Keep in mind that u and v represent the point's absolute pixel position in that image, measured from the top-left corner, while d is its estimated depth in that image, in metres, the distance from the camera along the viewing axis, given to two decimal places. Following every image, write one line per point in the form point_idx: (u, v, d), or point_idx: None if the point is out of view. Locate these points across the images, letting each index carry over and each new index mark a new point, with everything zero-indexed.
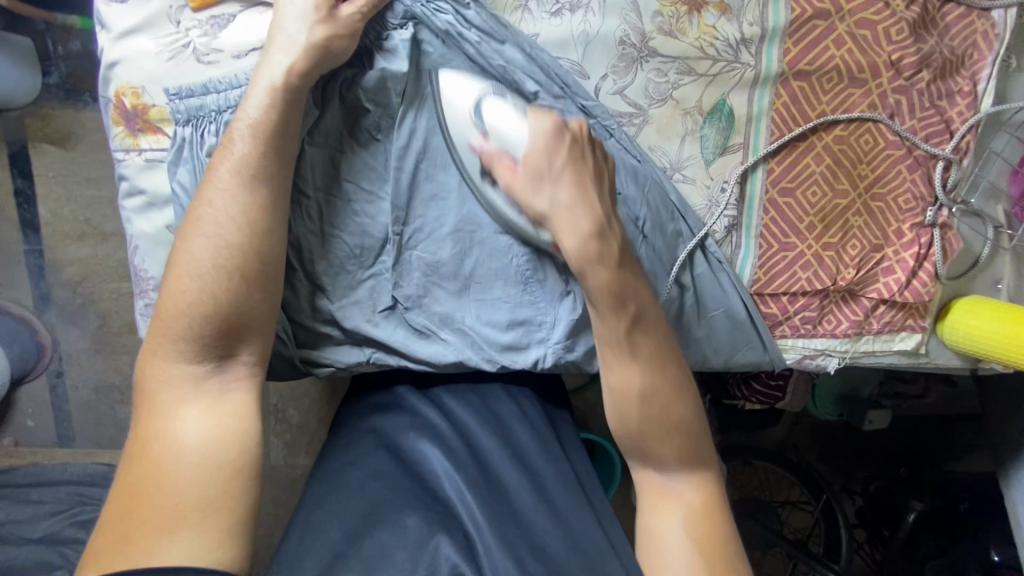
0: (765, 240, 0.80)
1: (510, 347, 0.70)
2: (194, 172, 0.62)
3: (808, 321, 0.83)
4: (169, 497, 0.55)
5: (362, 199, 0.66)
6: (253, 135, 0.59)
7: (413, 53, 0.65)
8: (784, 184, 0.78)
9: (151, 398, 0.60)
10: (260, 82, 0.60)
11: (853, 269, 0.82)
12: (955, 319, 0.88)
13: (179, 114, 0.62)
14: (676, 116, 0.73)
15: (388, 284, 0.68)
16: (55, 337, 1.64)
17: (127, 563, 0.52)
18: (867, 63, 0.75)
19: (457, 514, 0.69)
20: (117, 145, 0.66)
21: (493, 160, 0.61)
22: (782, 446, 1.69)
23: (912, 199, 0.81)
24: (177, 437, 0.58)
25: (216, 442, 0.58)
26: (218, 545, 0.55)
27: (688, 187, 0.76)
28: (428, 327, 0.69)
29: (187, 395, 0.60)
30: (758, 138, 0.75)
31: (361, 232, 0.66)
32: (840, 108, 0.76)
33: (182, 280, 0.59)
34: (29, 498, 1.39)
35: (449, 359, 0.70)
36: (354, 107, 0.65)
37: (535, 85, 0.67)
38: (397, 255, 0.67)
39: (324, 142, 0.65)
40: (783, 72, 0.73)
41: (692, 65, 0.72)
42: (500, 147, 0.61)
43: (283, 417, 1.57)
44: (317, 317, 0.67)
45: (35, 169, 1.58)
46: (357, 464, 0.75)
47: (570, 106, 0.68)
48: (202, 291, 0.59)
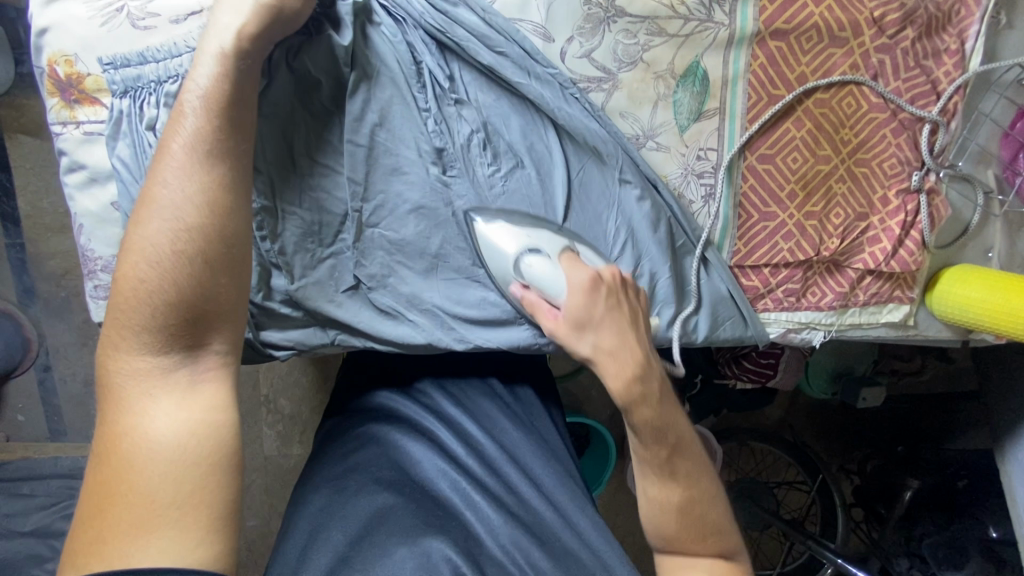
0: (744, 211, 0.77)
1: (481, 327, 0.68)
2: (134, 146, 0.61)
3: (791, 294, 0.81)
4: (139, 497, 0.50)
5: (316, 172, 0.64)
6: (206, 106, 0.55)
7: (360, 21, 0.63)
8: (764, 151, 0.75)
9: (117, 391, 0.54)
10: (207, 50, 0.56)
11: (837, 239, 0.79)
12: (944, 289, 0.85)
13: (115, 86, 0.61)
14: (648, 80, 0.70)
15: (350, 262, 0.66)
16: (41, 331, 1.63)
17: (102, 567, 0.48)
18: (848, 20, 0.72)
19: (454, 516, 0.68)
20: (53, 117, 0.64)
21: (534, 310, 0.62)
22: (779, 426, 1.67)
23: (897, 163, 0.78)
24: (146, 434, 0.52)
25: (191, 433, 0.53)
26: (200, 543, 0.50)
27: (661, 155, 0.73)
28: (393, 306, 0.67)
29: (155, 388, 0.54)
30: (735, 103, 0.72)
31: (320, 209, 0.64)
32: (821, 70, 0.73)
33: (140, 266, 0.55)
34: (21, 492, 1.37)
35: (417, 341, 0.67)
36: (303, 76, 0.62)
37: (491, 50, 0.65)
38: (358, 232, 0.65)
39: (273, 113, 0.62)
40: (759, 32, 0.70)
41: (662, 25, 0.69)
42: (542, 296, 0.62)
43: (275, 407, 1.56)
44: (275, 298, 0.65)
45: (12, 161, 1.55)
46: (345, 467, 0.74)
47: (530, 72, 0.66)
48: (165, 274, 0.54)
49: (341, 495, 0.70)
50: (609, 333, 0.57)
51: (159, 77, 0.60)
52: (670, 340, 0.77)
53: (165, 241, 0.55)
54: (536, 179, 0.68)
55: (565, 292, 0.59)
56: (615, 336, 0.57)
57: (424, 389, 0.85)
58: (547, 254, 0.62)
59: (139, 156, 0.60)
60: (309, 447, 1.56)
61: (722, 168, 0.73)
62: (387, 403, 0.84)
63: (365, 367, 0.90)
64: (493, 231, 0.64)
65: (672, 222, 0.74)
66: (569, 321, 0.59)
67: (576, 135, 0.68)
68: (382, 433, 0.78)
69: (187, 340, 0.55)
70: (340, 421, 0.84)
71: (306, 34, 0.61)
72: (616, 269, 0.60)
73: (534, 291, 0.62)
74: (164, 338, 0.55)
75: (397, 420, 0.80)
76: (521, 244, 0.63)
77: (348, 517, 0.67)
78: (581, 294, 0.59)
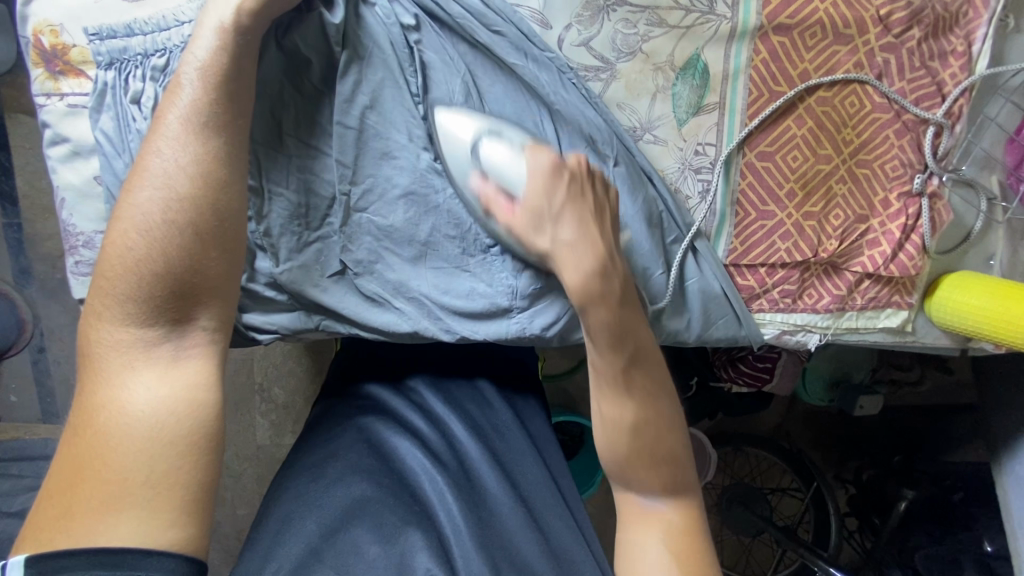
0: (742, 209, 0.75)
1: (469, 318, 0.67)
2: (118, 119, 0.60)
3: (787, 295, 0.80)
4: (111, 473, 0.49)
5: (307, 154, 0.63)
6: (203, 78, 0.55)
7: (354, 2, 0.62)
8: (763, 148, 0.73)
9: (98, 361, 0.53)
10: (208, 23, 0.56)
11: (835, 241, 0.78)
12: (943, 295, 0.84)
13: (100, 57, 0.60)
14: (646, 72, 0.69)
15: (337, 248, 0.65)
16: (36, 312, 1.62)
17: (70, 542, 0.47)
18: (853, 18, 0.70)
19: (433, 513, 0.67)
20: (37, 88, 0.63)
21: (491, 203, 0.60)
22: (775, 432, 1.66)
23: (899, 165, 0.76)
24: (124, 408, 0.51)
25: (171, 411, 0.52)
26: (171, 525, 0.50)
27: (659, 149, 0.72)
28: (380, 294, 0.66)
29: (137, 361, 0.53)
30: (735, 97, 0.70)
31: (309, 193, 0.63)
32: (824, 67, 0.71)
33: (127, 236, 0.54)
34: (8, 472, 1.35)
35: (404, 329, 0.66)
36: (294, 55, 0.61)
37: (489, 35, 0.65)
38: (345, 216, 0.64)
39: (263, 92, 0.61)
40: (762, 26, 0.68)
41: (663, 16, 0.67)
42: (499, 188, 0.60)
43: (268, 396, 1.55)
44: (260, 281, 0.64)
45: (13, 140, 1.54)
46: (324, 459, 0.73)
47: (527, 60, 0.65)
48: (149, 246, 0.53)
49: (319, 487, 0.68)
50: (569, 227, 0.56)
51: (148, 50, 0.59)
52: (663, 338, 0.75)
53: (160, 212, 0.54)
54: None
55: (527, 178, 0.58)
56: (575, 227, 0.56)
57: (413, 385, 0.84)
58: (509, 139, 0.61)
59: (123, 128, 0.59)
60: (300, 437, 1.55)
61: (720, 164, 0.72)
62: (376, 393, 0.83)
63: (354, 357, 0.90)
64: (450, 117, 0.62)
65: (665, 216, 0.72)
66: (527, 214, 0.58)
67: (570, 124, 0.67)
68: (368, 425, 0.77)
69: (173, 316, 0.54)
70: (324, 407, 0.82)
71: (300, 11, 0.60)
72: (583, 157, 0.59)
73: (493, 183, 0.60)
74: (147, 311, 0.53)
75: (381, 414, 0.79)
76: (478, 139, 0.61)
77: (325, 508, 0.66)
78: (544, 178, 0.58)
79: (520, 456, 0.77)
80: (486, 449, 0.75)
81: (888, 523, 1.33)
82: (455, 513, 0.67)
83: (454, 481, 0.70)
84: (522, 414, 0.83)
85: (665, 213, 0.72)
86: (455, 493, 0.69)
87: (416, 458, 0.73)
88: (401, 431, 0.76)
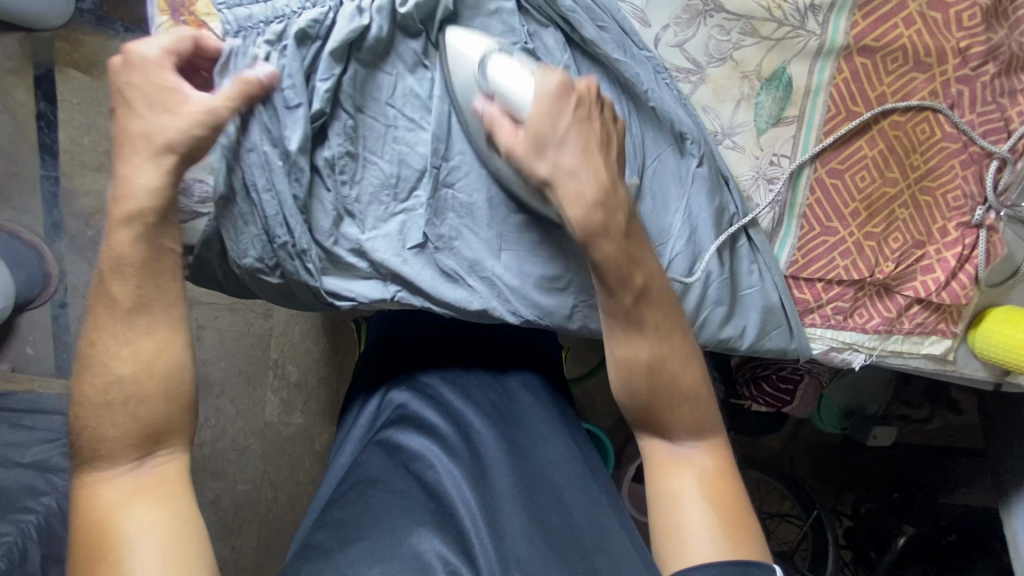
0: (807, 223, 0.77)
1: (542, 304, 0.68)
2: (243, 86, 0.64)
3: (840, 311, 0.81)
4: (125, 550, 0.50)
5: (403, 127, 0.66)
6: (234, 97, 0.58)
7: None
8: (834, 165, 0.75)
9: (92, 515, 0.52)
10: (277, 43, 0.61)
11: (892, 264, 0.79)
12: (987, 327, 0.85)
13: (228, 26, 0.63)
14: (734, 78, 0.70)
15: (420, 220, 0.66)
16: (62, 267, 1.61)
17: None
18: (935, 47, 0.72)
19: (453, 507, 0.67)
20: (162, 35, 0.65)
21: (494, 123, 0.59)
22: (778, 458, 1.66)
23: (962, 197, 0.77)
24: (129, 491, 0.53)
25: (170, 521, 0.52)
26: None
27: (735, 155, 0.73)
28: (455, 271, 0.67)
29: (133, 500, 0.53)
30: (814, 113, 0.72)
31: (401, 165, 0.66)
32: (901, 93, 0.73)
33: (102, 346, 0.55)
34: (23, 423, 1.32)
35: (474, 307, 0.67)
36: (404, 24, 0.65)
37: (592, 29, 0.66)
38: (433, 190, 0.66)
39: (369, 59, 0.64)
40: (848, 46, 0.70)
41: (757, 27, 0.69)
42: (504, 110, 0.59)
43: (282, 373, 1.55)
44: (343, 244, 0.65)
45: (60, 94, 1.55)
46: (349, 473, 0.73)
47: (625, 58, 0.67)
48: (137, 337, 0.55)
49: (347, 490, 0.69)
50: (572, 152, 0.55)
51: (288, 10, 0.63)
52: (719, 342, 0.77)
53: (141, 257, 0.55)
54: None
55: (533, 99, 0.57)
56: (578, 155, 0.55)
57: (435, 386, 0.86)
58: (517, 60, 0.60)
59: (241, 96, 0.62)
60: (310, 417, 1.55)
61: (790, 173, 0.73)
62: (401, 399, 0.84)
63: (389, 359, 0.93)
64: (461, 36, 0.63)
65: (736, 219, 0.73)
66: (528, 137, 0.57)
67: (662, 119, 0.69)
68: (386, 436, 0.77)
69: (169, 414, 0.55)
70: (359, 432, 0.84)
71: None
72: (592, 82, 0.57)
73: (496, 105, 0.59)
74: (140, 395, 0.54)
75: (398, 421, 0.79)
76: (487, 55, 0.61)
77: (365, 503, 0.66)
78: (550, 98, 0.56)
79: (543, 439, 0.78)
80: (504, 447, 0.75)
81: (886, 558, 1.37)
82: (470, 502, 0.68)
83: (474, 481, 0.70)
84: (540, 410, 0.83)
85: (735, 217, 0.74)
86: (471, 484, 0.69)
87: (438, 457, 0.72)
88: (420, 433, 0.76)
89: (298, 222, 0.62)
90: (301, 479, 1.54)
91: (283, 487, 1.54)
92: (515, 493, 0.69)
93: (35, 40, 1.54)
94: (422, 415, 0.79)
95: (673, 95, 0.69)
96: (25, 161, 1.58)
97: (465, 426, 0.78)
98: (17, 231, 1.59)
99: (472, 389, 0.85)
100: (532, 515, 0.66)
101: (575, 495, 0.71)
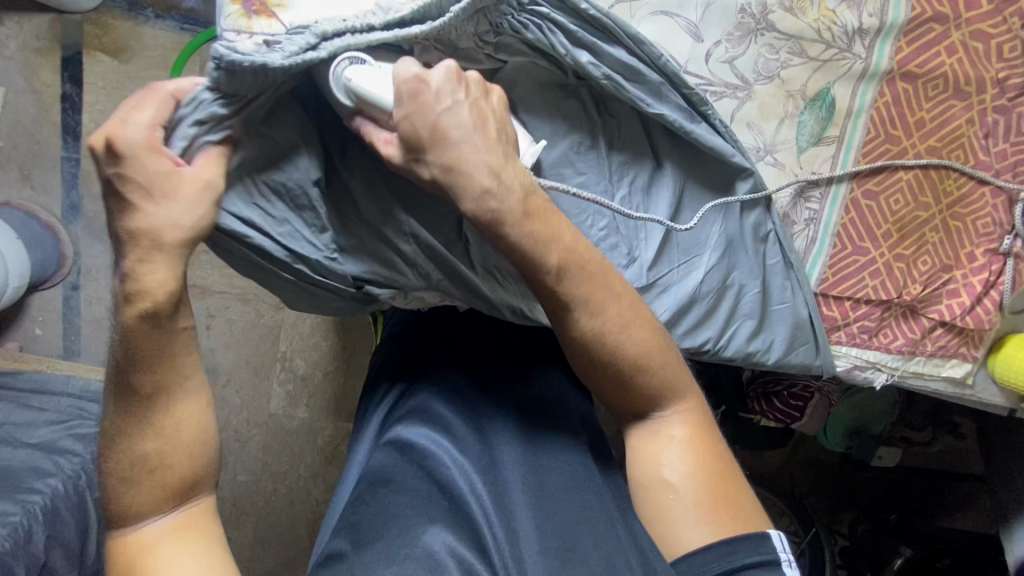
0: (840, 242, 0.78)
1: None
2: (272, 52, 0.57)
3: (865, 330, 0.82)
4: None
5: None
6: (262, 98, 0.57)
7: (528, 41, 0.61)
8: (869, 186, 0.76)
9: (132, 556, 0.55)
10: None
11: (919, 285, 0.80)
12: (1007, 354, 0.87)
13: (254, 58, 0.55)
14: (779, 97, 0.72)
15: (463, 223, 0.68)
16: (78, 248, 1.60)
17: None
18: (974, 76, 0.74)
19: (467, 506, 0.66)
20: (228, 23, 0.63)
21: (371, 132, 0.55)
22: (777, 474, 1.66)
23: (991, 224, 0.79)
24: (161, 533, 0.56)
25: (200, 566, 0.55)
26: None
27: (775, 171, 0.74)
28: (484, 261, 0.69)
29: (163, 542, 0.56)
30: (854, 134, 0.73)
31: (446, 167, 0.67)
32: (939, 119, 0.75)
33: (123, 378, 0.56)
34: (30, 403, 1.31)
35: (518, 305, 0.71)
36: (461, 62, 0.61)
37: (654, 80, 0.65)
38: None
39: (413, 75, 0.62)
40: (891, 71, 0.72)
41: (805, 47, 0.71)
42: (373, 115, 0.54)
43: (290, 365, 1.55)
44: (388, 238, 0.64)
45: (86, 77, 1.55)
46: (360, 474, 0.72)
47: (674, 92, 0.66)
48: (159, 385, 0.56)
49: (359, 491, 0.67)
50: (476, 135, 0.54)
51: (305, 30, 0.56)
52: (747, 355, 0.78)
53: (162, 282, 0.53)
54: (654, 170, 0.72)
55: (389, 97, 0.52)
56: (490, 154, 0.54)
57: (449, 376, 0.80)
58: (374, 64, 0.53)
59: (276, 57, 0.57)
60: (315, 412, 1.54)
61: (828, 194, 0.76)
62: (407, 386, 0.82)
63: (404, 342, 0.87)
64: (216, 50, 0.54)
65: (773, 236, 0.76)
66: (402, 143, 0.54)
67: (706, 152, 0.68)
68: (399, 431, 0.74)
69: (192, 468, 0.58)
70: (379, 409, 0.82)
71: (452, 35, 0.57)
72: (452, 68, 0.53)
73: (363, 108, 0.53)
74: (174, 449, 0.57)
75: (407, 415, 0.76)
76: (337, 73, 0.53)
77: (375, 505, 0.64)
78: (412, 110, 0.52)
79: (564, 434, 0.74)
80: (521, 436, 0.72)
81: None
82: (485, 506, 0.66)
83: (491, 483, 0.69)
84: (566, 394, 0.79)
85: (772, 233, 0.76)
86: (489, 491, 0.68)
87: (451, 455, 0.70)
88: (430, 426, 0.74)
89: (302, 222, 0.61)
90: (303, 473, 1.54)
91: (284, 480, 1.53)
92: (528, 493, 0.67)
93: (65, 22, 1.54)
94: (434, 408, 0.76)
95: (709, 122, 0.67)
96: (47, 140, 1.57)
97: (481, 425, 0.74)
98: (34, 210, 1.58)
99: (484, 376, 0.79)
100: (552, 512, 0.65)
101: (591, 495, 0.66)
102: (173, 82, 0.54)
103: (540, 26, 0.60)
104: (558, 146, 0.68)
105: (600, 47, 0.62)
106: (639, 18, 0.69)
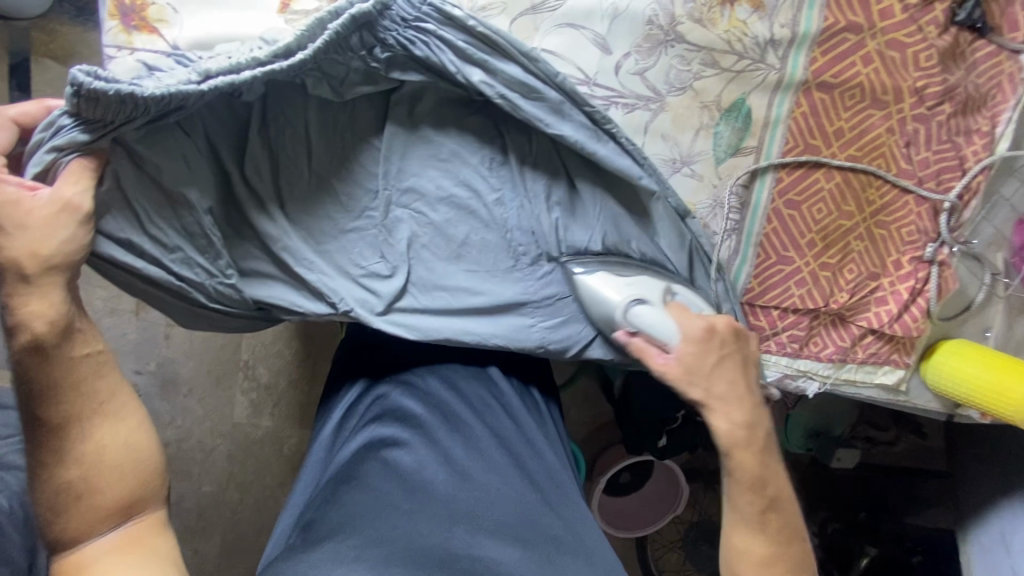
0: (764, 251, 0.78)
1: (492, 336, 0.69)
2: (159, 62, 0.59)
3: (795, 339, 0.82)
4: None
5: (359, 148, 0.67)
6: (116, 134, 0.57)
7: (417, 56, 0.62)
8: (790, 196, 0.76)
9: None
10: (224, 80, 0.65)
11: (846, 294, 0.80)
12: (938, 360, 0.86)
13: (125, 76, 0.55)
14: (693, 108, 0.71)
15: (374, 237, 0.68)
16: None
17: None
18: (892, 85, 0.74)
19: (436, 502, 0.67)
20: (109, 39, 0.64)
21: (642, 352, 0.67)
22: None
23: (916, 232, 0.78)
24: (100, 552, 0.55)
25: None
26: None
27: (694, 183, 0.74)
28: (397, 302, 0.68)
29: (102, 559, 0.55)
30: (772, 145, 0.74)
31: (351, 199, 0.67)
32: (857, 128, 0.75)
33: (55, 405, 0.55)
34: None
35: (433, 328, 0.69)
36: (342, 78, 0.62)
37: (556, 96, 0.64)
38: (386, 210, 0.67)
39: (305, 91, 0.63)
40: (807, 80, 0.72)
41: (717, 58, 0.70)
42: (648, 339, 0.67)
43: (252, 374, 1.41)
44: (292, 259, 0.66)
45: None
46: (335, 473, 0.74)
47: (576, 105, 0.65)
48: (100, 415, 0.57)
49: (326, 493, 0.69)
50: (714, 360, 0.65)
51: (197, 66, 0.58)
52: None
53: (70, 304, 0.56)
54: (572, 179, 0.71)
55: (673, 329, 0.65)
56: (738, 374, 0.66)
57: (425, 382, 0.82)
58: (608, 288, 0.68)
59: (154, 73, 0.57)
60: (280, 420, 1.41)
61: (748, 205, 0.76)
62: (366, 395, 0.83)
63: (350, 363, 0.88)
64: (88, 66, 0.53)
65: (694, 245, 0.74)
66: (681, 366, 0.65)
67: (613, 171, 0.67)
68: (375, 432, 0.76)
69: (133, 488, 0.58)
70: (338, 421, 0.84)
71: (333, 57, 0.59)
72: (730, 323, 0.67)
73: (642, 334, 0.67)
74: (103, 474, 0.56)
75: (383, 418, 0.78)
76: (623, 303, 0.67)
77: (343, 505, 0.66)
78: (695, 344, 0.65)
79: (535, 447, 0.77)
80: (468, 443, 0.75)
81: None
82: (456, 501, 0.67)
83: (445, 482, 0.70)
84: (520, 408, 0.81)
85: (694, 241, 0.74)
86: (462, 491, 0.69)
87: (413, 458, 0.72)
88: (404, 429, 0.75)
89: (196, 251, 0.62)
90: (269, 482, 1.42)
91: (250, 490, 1.41)
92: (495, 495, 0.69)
93: None
94: (410, 411, 0.78)
95: (617, 141, 0.66)
96: None
97: (457, 426, 0.77)
98: None
99: (458, 381, 0.82)
100: (508, 506, 0.68)
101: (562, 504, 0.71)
102: (16, 109, 0.58)
103: (428, 48, 0.61)
104: (468, 163, 0.68)
105: (493, 65, 0.62)
106: (542, 33, 0.68)
